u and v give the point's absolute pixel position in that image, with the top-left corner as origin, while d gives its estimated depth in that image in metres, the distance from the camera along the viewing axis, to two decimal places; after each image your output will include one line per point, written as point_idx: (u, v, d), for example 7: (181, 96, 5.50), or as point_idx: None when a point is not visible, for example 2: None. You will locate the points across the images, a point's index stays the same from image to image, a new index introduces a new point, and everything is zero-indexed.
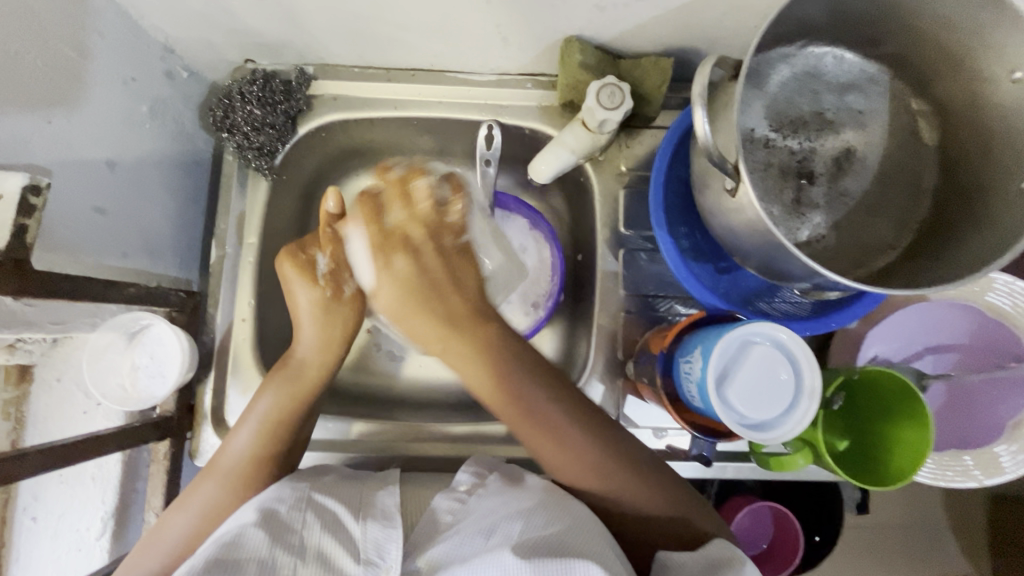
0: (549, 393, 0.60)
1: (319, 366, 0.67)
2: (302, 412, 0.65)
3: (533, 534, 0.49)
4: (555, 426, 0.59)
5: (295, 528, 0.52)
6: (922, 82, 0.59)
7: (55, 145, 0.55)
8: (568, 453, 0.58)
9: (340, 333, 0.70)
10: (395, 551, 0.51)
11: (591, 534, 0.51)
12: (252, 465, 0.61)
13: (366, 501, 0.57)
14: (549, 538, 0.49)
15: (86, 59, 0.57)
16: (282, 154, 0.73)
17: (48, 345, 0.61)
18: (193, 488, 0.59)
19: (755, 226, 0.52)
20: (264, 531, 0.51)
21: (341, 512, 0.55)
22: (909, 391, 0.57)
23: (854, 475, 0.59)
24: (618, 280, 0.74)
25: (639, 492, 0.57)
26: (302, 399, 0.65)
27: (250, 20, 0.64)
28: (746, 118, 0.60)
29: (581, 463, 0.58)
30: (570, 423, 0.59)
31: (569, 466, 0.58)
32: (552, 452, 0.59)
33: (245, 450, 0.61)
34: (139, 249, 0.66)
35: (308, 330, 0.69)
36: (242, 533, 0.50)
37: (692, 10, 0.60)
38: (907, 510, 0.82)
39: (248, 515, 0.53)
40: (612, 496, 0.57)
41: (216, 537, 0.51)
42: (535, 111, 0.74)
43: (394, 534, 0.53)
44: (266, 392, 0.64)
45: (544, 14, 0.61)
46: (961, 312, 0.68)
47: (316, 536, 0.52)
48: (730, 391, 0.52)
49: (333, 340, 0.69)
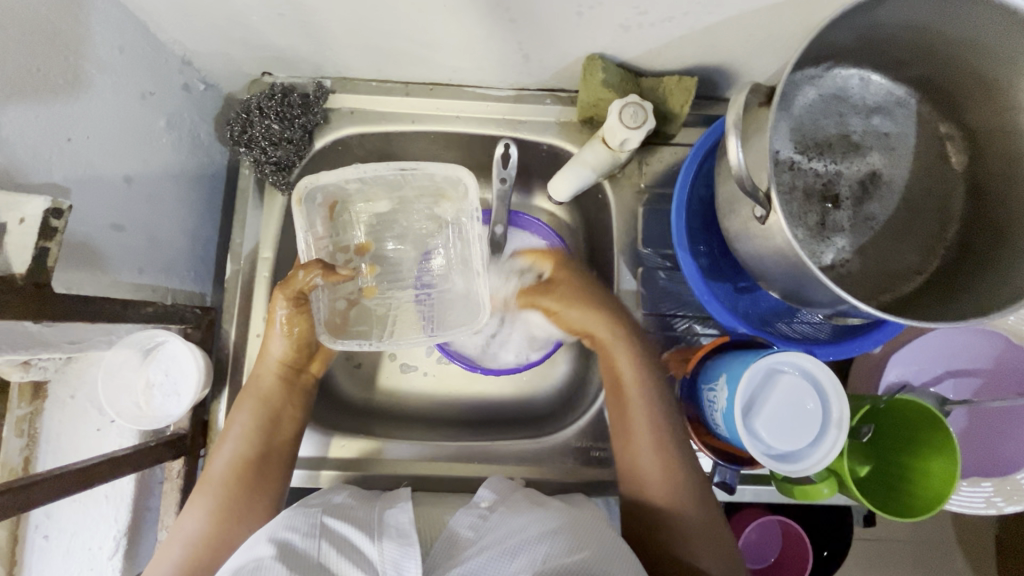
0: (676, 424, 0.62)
1: (272, 388, 0.66)
2: (275, 419, 0.65)
3: (556, 559, 0.48)
4: (663, 439, 0.60)
5: (311, 556, 0.50)
6: (949, 107, 0.59)
7: (74, 164, 0.54)
8: (653, 453, 0.60)
9: (293, 354, 0.66)
10: (414, 569, 0.50)
11: (613, 562, 0.50)
12: (239, 475, 0.62)
13: (378, 520, 0.56)
14: (572, 565, 0.48)
15: (105, 75, 0.56)
16: (298, 169, 0.72)
17: (62, 362, 0.61)
18: (189, 502, 0.61)
19: (784, 254, 0.51)
20: (281, 563, 0.49)
21: (352, 536, 0.53)
22: (936, 421, 0.56)
23: (876, 504, 0.58)
24: (636, 300, 0.73)
25: (693, 517, 0.57)
26: (268, 409, 0.65)
27: (270, 35, 0.63)
28: (771, 140, 0.60)
29: (660, 472, 0.59)
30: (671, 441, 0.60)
31: (647, 476, 0.59)
32: (644, 460, 0.60)
33: (226, 465, 0.62)
34: (155, 265, 0.66)
35: (277, 348, 0.66)
36: (258, 565, 0.49)
37: (717, 32, 0.59)
38: (922, 533, 0.82)
39: (262, 548, 0.51)
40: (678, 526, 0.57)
41: (231, 571, 0.49)
42: (554, 127, 0.73)
43: (411, 551, 0.51)
44: (238, 411, 0.65)
45: (568, 34, 0.61)
46: (986, 339, 0.67)
47: (333, 561, 0.50)
48: (757, 421, 0.52)
49: (272, 363, 0.66)
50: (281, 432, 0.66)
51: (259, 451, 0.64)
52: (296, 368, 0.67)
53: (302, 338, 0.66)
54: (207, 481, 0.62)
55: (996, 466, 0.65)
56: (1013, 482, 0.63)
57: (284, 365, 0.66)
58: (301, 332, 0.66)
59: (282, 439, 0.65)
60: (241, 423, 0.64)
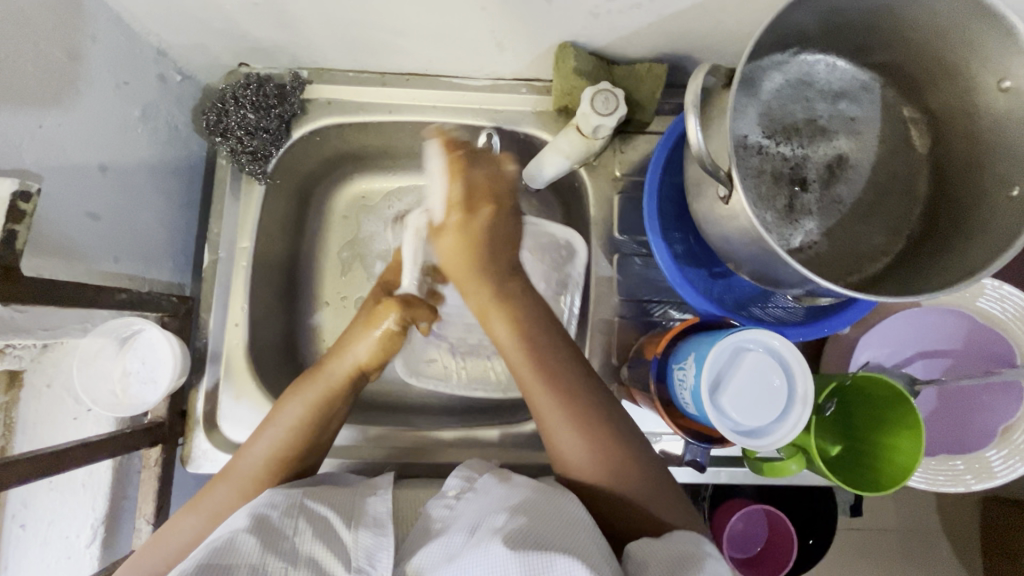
0: (567, 365, 0.62)
1: (339, 382, 0.66)
2: (327, 418, 0.65)
3: (517, 532, 0.47)
4: (551, 381, 0.60)
5: (286, 535, 0.51)
6: (914, 90, 0.60)
7: (46, 150, 0.54)
8: (568, 430, 0.58)
9: (376, 360, 0.70)
10: (386, 560, 0.51)
11: (575, 530, 0.49)
12: (269, 467, 0.61)
13: (358, 506, 0.56)
14: (532, 538, 0.47)
15: (78, 62, 0.57)
16: (275, 159, 0.73)
17: (37, 350, 0.61)
18: (198, 495, 0.59)
19: (748, 234, 0.52)
20: (256, 538, 0.49)
21: (331, 517, 0.54)
22: (900, 397, 0.57)
23: (844, 481, 0.59)
24: (612, 286, 0.74)
25: (628, 485, 0.56)
26: (324, 405, 0.64)
27: (244, 25, 0.64)
28: (739, 125, 0.61)
29: (557, 412, 0.59)
30: (565, 380, 0.61)
31: (551, 418, 0.59)
32: (541, 403, 0.60)
33: (259, 462, 0.61)
34: (131, 254, 0.66)
35: (363, 350, 0.69)
36: (233, 539, 0.49)
37: (685, 18, 0.60)
38: (901, 515, 0.83)
39: (239, 520, 0.52)
40: (589, 465, 0.57)
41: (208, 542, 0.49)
42: (530, 116, 0.74)
43: (385, 542, 0.52)
44: (288, 400, 0.64)
45: (539, 21, 0.62)
46: (954, 319, 0.68)
47: (308, 545, 0.50)
48: (724, 398, 0.52)
49: (352, 363, 0.68)
50: (327, 430, 0.65)
51: (299, 453, 0.62)
52: (366, 369, 0.69)
53: (388, 346, 0.70)
54: (233, 474, 0.61)
55: (962, 444, 0.66)
56: (980, 460, 0.65)
57: (360, 368, 0.68)
58: (390, 346, 0.70)
59: (323, 441, 0.65)
60: (291, 416, 0.63)
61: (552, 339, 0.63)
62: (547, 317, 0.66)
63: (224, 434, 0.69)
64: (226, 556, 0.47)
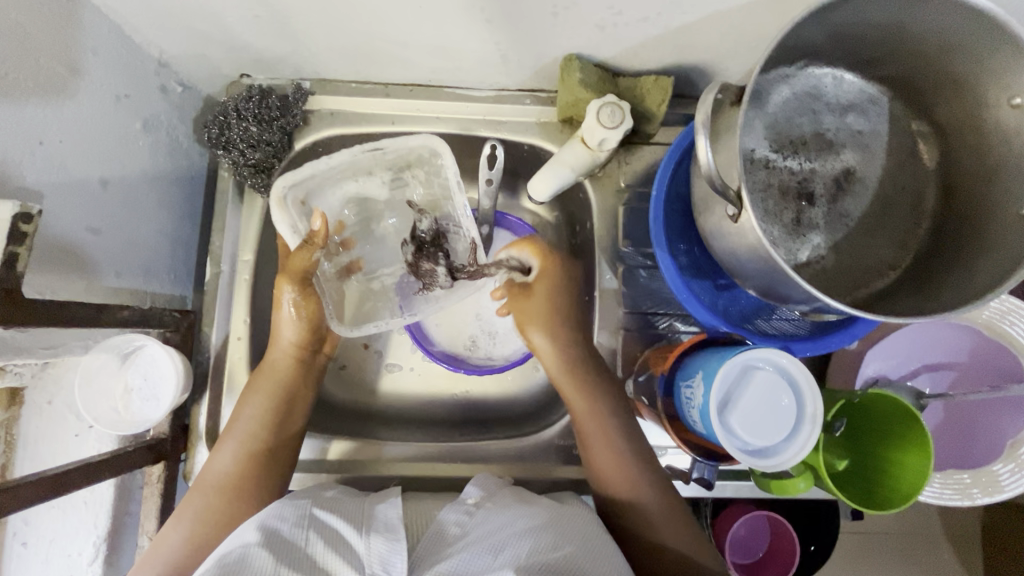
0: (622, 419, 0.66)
1: (284, 370, 0.67)
2: (286, 411, 0.67)
3: (540, 554, 0.48)
4: (605, 431, 0.64)
5: (299, 546, 0.50)
6: (922, 104, 0.59)
7: (46, 167, 0.54)
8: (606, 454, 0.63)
9: (306, 336, 0.68)
10: (401, 564, 0.49)
11: (597, 559, 0.50)
12: (242, 472, 0.62)
13: (368, 514, 0.55)
14: (554, 560, 0.47)
15: (78, 78, 0.56)
16: (277, 170, 0.72)
17: (38, 367, 0.60)
18: (182, 504, 0.60)
19: (757, 251, 0.52)
20: (268, 551, 0.49)
21: (343, 530, 0.53)
22: (907, 414, 0.57)
23: (852, 499, 0.59)
24: (617, 298, 0.73)
25: (656, 511, 0.60)
26: (280, 394, 0.66)
27: (247, 37, 0.63)
28: (747, 139, 0.60)
29: (615, 463, 0.63)
30: (621, 433, 0.65)
31: (605, 467, 0.63)
32: (587, 431, 0.65)
33: (228, 463, 0.63)
34: (133, 269, 0.65)
35: (287, 329, 0.68)
36: (245, 553, 0.48)
37: (692, 32, 0.60)
38: (906, 526, 0.83)
39: (249, 534, 0.51)
40: (641, 512, 0.60)
41: (218, 556, 0.49)
42: (534, 127, 0.74)
43: (399, 546, 0.51)
44: (247, 401, 0.66)
45: (546, 34, 0.61)
46: (960, 332, 0.67)
47: (319, 552, 0.50)
48: (733, 417, 0.52)
49: (288, 347, 0.68)
50: (291, 423, 0.67)
51: (266, 447, 0.64)
52: (306, 350, 0.69)
53: (310, 320, 0.68)
54: (208, 477, 0.62)
55: (971, 459, 0.66)
56: (988, 475, 0.64)
57: (299, 347, 0.68)
58: (310, 316, 0.68)
59: (289, 434, 0.67)
60: (248, 415, 0.65)
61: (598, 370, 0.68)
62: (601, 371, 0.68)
63: None
64: (240, 568, 0.47)
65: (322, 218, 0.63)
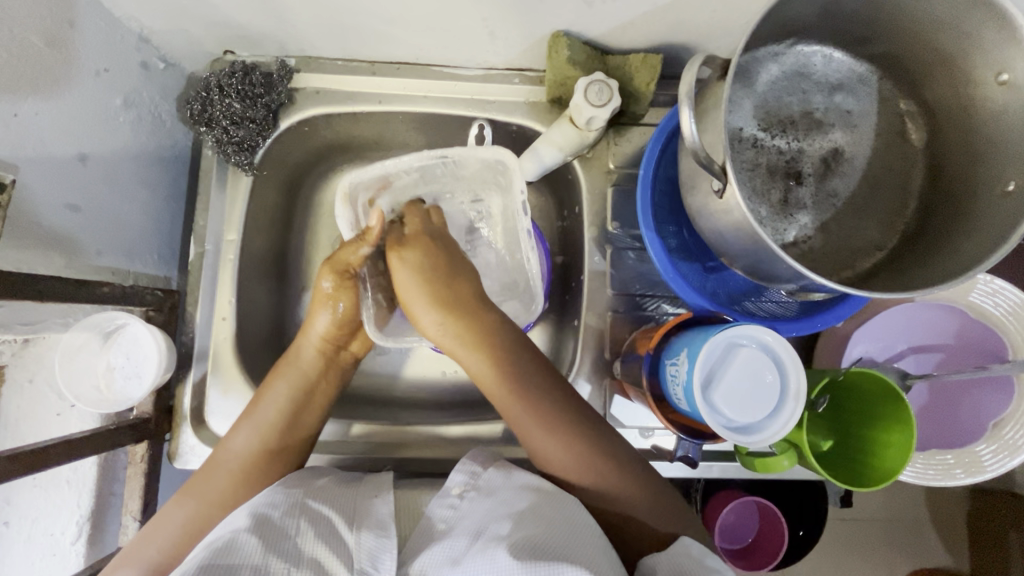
0: (550, 396, 0.61)
1: (312, 361, 0.67)
2: (302, 405, 0.65)
3: (525, 536, 0.48)
4: (540, 413, 0.59)
5: (288, 534, 0.50)
6: (911, 83, 0.59)
7: (23, 140, 0.53)
8: (553, 440, 0.58)
9: (340, 329, 0.68)
10: (389, 564, 0.50)
11: (583, 538, 0.49)
12: (258, 457, 0.62)
13: (362, 510, 0.55)
14: (540, 541, 0.47)
15: (56, 49, 0.55)
16: (262, 149, 0.71)
17: (18, 346, 0.59)
18: (191, 481, 0.60)
19: (742, 228, 0.51)
20: (258, 538, 0.49)
21: (333, 518, 0.53)
22: (892, 393, 0.57)
23: (835, 476, 0.59)
24: (605, 280, 0.73)
25: (622, 490, 0.56)
26: (310, 385, 0.66)
27: (230, 11, 0.62)
28: (735, 117, 0.60)
29: (558, 450, 0.58)
30: (551, 414, 0.59)
31: (549, 454, 0.58)
32: (517, 415, 0.60)
33: (246, 447, 0.62)
34: (114, 247, 0.65)
35: (323, 319, 0.67)
36: (234, 538, 0.48)
37: (681, 7, 0.59)
38: (891, 508, 0.84)
39: (240, 520, 0.51)
40: (599, 492, 0.56)
41: (207, 543, 0.49)
42: (522, 107, 0.73)
43: (388, 543, 0.52)
44: (276, 384, 0.65)
45: (532, 10, 0.60)
46: (944, 313, 0.68)
47: (309, 544, 0.50)
48: (717, 395, 0.52)
49: (317, 339, 0.67)
50: (307, 418, 0.66)
51: (279, 442, 0.63)
52: (335, 343, 0.68)
53: (349, 317, 0.67)
54: (224, 461, 0.61)
55: (954, 439, 0.67)
56: (970, 454, 0.65)
57: (326, 341, 0.67)
58: (348, 308, 0.67)
59: (304, 429, 0.65)
60: (275, 400, 0.64)
61: (513, 346, 0.63)
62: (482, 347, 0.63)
63: (213, 429, 0.68)
64: (229, 553, 0.47)
65: (379, 216, 0.64)
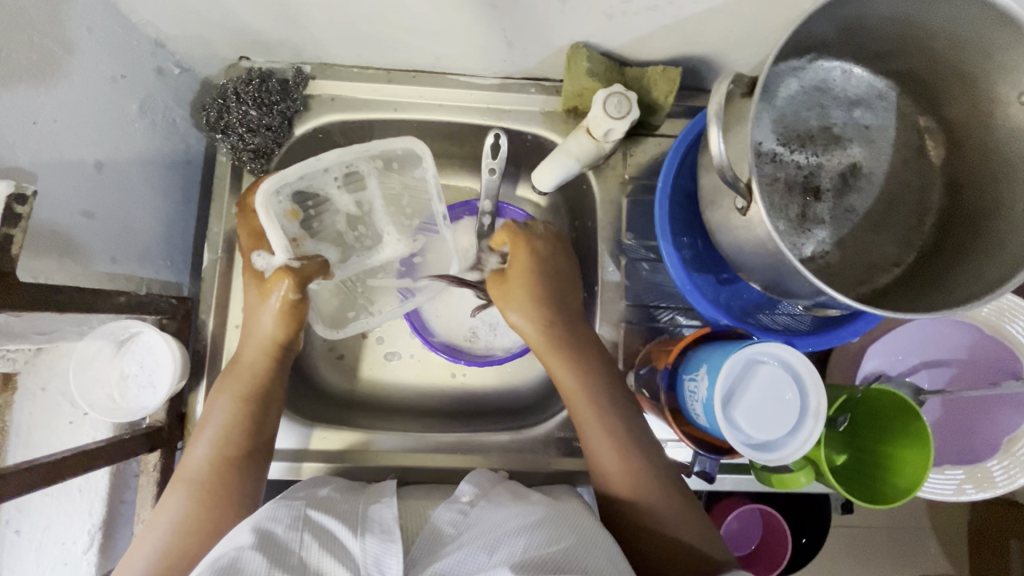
0: (626, 415, 0.62)
1: (261, 364, 0.65)
2: (258, 417, 0.63)
3: (536, 551, 0.48)
4: (603, 421, 0.62)
5: (293, 548, 0.50)
6: (930, 100, 0.59)
7: (40, 148, 0.52)
8: (608, 447, 0.61)
9: (283, 331, 0.65)
10: (395, 567, 0.50)
11: (596, 553, 0.50)
12: (215, 473, 0.60)
13: (362, 515, 0.55)
14: (551, 554, 0.47)
15: (73, 56, 0.54)
16: (277, 156, 0.71)
17: (32, 353, 0.59)
18: (166, 495, 0.59)
19: (763, 244, 0.51)
20: (262, 555, 0.48)
21: (336, 530, 0.52)
22: (910, 410, 0.57)
23: (850, 492, 0.59)
24: (619, 291, 0.73)
25: (668, 509, 0.58)
26: (253, 393, 0.64)
27: (249, 19, 0.62)
28: (755, 132, 0.60)
29: (620, 467, 0.60)
30: (622, 434, 0.61)
31: (606, 459, 0.61)
32: (584, 418, 0.62)
33: (203, 458, 0.61)
34: (128, 254, 0.64)
35: (264, 322, 0.65)
36: (238, 556, 0.47)
37: (701, 22, 0.59)
38: (901, 522, 0.83)
39: (242, 536, 0.50)
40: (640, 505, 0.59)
41: (211, 561, 0.48)
42: (538, 116, 0.73)
43: (393, 547, 0.51)
44: (219, 396, 0.63)
45: (552, 22, 0.60)
46: (958, 329, 0.68)
47: (314, 556, 0.49)
48: (737, 411, 0.52)
49: (265, 341, 0.65)
50: (264, 424, 0.64)
51: (241, 452, 0.62)
52: (284, 346, 0.66)
53: (291, 316, 0.65)
54: (186, 473, 0.60)
55: (967, 454, 0.67)
56: (983, 469, 0.65)
57: (279, 347, 0.65)
58: (293, 313, 0.65)
59: (268, 435, 0.64)
60: (220, 412, 0.63)
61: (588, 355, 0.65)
62: (603, 365, 0.64)
63: None
64: (233, 571, 0.46)
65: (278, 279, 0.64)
